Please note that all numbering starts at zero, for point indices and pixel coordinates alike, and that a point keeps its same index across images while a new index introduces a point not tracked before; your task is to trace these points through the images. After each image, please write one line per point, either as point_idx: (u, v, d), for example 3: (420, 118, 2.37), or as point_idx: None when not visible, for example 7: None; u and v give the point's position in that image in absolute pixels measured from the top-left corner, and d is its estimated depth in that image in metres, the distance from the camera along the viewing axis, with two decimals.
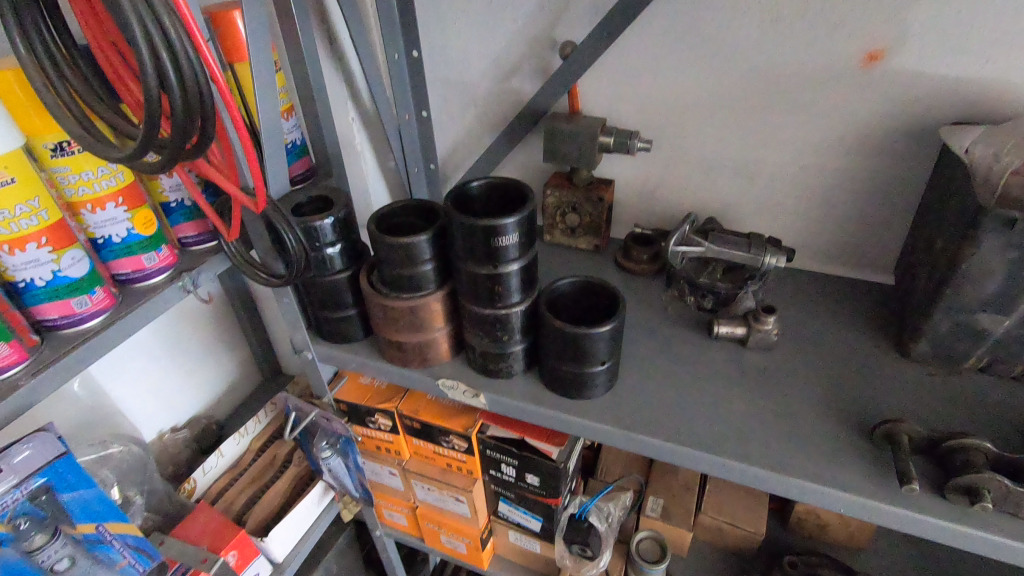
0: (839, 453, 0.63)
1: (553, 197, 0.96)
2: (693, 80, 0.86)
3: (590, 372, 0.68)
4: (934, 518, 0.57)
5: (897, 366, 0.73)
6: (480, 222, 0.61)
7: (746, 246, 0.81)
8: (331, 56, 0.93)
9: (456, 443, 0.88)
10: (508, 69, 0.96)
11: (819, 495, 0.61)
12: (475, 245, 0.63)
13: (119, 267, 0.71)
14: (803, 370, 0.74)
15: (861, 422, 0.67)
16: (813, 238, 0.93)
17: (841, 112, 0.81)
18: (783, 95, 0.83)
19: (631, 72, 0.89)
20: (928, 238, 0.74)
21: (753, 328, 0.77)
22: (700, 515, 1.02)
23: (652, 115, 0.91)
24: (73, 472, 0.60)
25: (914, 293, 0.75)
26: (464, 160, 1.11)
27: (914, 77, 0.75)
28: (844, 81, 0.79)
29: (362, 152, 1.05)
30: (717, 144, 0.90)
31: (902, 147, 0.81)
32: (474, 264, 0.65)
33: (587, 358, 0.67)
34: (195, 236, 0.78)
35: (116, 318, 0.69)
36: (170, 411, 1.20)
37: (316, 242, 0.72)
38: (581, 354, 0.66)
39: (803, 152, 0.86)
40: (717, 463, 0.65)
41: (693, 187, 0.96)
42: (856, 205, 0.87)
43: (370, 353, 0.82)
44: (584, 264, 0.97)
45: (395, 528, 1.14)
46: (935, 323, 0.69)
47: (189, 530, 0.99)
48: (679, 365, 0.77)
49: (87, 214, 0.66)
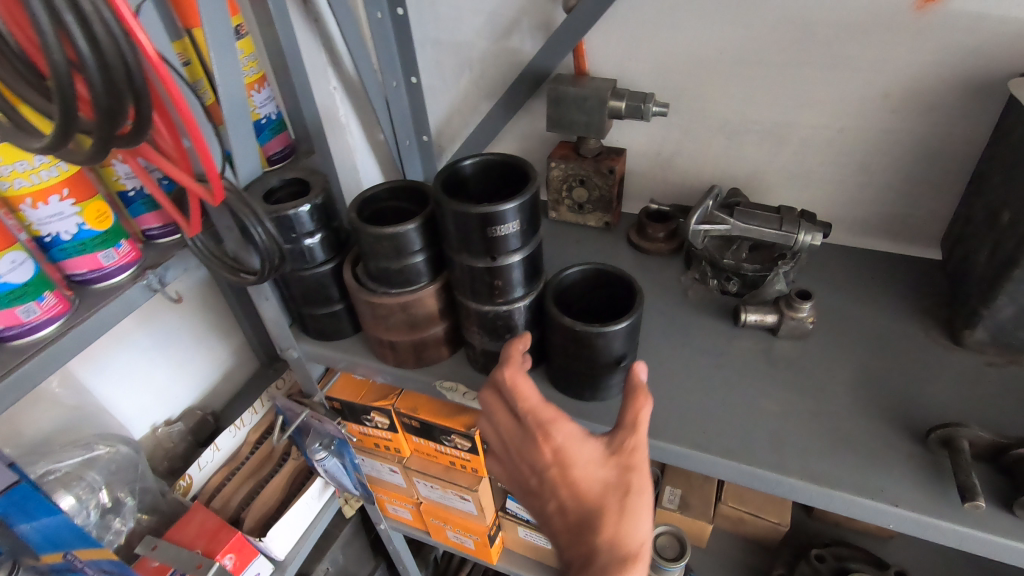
0: (890, 461, 0.56)
1: (559, 170, 0.86)
2: (716, 32, 0.75)
3: (603, 374, 0.61)
4: (1000, 538, 0.50)
5: (949, 356, 0.65)
6: (475, 209, 0.53)
7: (777, 222, 0.72)
8: (306, 16, 0.83)
9: (458, 442, 0.82)
10: (505, 26, 0.86)
11: (866, 509, 0.54)
12: (470, 235, 0.55)
13: (74, 267, 0.63)
14: (842, 363, 0.66)
15: (911, 423, 0.59)
16: (848, 208, 0.83)
17: (887, 65, 0.71)
18: (820, 46, 0.72)
19: (645, 25, 0.78)
20: (990, 209, 0.65)
21: (786, 315, 0.68)
22: (720, 505, 0.97)
23: (669, 74, 0.81)
24: (33, 501, 0.54)
25: (971, 272, 0.66)
26: (460, 130, 1.01)
27: (976, 22, 0.65)
28: (893, 29, 0.68)
29: (348, 125, 0.96)
30: (743, 105, 0.80)
31: (957, 104, 0.70)
32: (470, 257, 0.57)
33: (601, 360, 0.59)
34: (161, 227, 0.70)
35: (73, 325, 0.61)
36: (162, 405, 1.14)
37: (292, 233, 0.64)
38: (592, 356, 0.59)
39: (842, 111, 0.76)
40: (748, 473, 0.58)
41: (714, 155, 0.86)
42: (899, 171, 0.78)
43: (362, 351, 0.75)
44: (594, 243, 0.88)
45: (400, 522, 1.09)
46: (998, 308, 0.61)
47: (185, 532, 0.94)
48: (703, 357, 0.69)
49: (28, 209, 0.58)
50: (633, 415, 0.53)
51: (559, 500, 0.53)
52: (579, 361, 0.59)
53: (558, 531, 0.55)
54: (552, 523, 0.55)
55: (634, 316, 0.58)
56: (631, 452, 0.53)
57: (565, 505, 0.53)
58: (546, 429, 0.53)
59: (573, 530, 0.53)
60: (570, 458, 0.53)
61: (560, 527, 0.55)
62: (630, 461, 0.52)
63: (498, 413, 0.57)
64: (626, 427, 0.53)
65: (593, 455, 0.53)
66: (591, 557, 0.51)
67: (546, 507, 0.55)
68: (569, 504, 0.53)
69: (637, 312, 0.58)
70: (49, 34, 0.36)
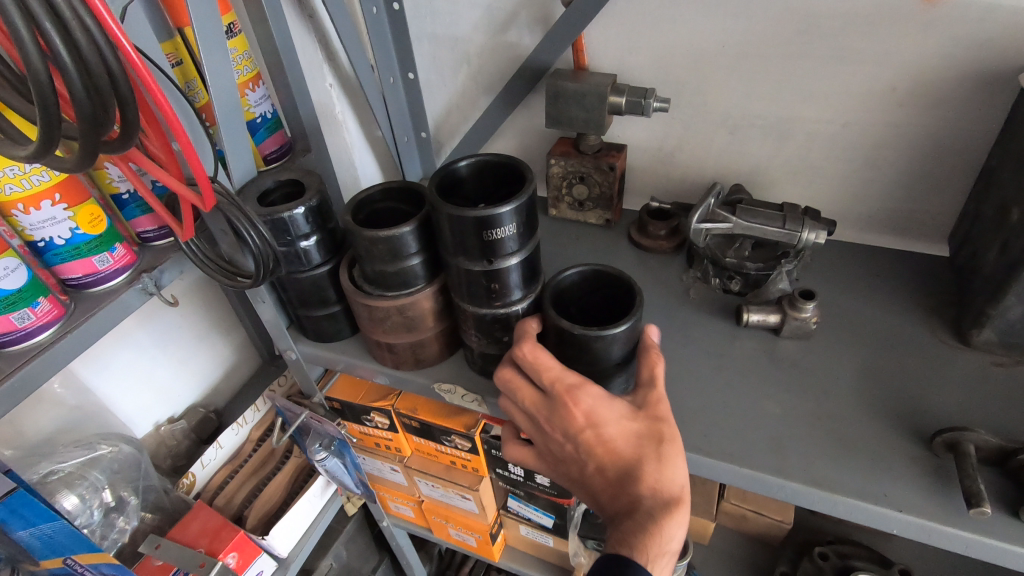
0: (895, 466, 0.55)
1: (558, 167, 0.85)
2: (718, 25, 0.74)
3: (601, 378, 0.60)
4: (1006, 544, 0.49)
5: (956, 356, 0.64)
6: (471, 212, 0.52)
7: (780, 220, 0.70)
8: (300, 12, 0.82)
9: (458, 442, 0.81)
10: (503, 20, 0.84)
11: (870, 514, 0.53)
12: (466, 238, 0.54)
13: (69, 272, 0.62)
14: (846, 364, 0.65)
15: (916, 426, 0.58)
16: (854, 205, 0.82)
17: (895, 58, 0.69)
18: (825, 38, 0.70)
19: (646, 18, 0.77)
20: (999, 206, 0.63)
21: (788, 316, 0.67)
22: (723, 503, 0.96)
23: (670, 68, 0.80)
24: (30, 509, 0.54)
25: (979, 270, 0.65)
26: (458, 126, 0.99)
27: (986, 13, 0.63)
28: (900, 20, 0.66)
29: (345, 122, 0.95)
30: (746, 99, 0.78)
31: (967, 98, 0.69)
32: (466, 260, 0.56)
33: (599, 366, 0.58)
34: (156, 230, 0.70)
35: (68, 330, 0.61)
36: (164, 404, 1.14)
37: (287, 236, 0.63)
38: (590, 360, 0.58)
39: (847, 106, 0.74)
40: (750, 477, 0.57)
41: (716, 151, 0.85)
42: (906, 166, 0.76)
43: (360, 352, 0.74)
44: (594, 241, 0.87)
45: (402, 519, 1.09)
46: (1006, 309, 0.59)
47: (187, 530, 0.94)
48: (704, 358, 0.68)
49: (20, 214, 0.58)
50: (650, 367, 0.56)
51: (596, 462, 0.52)
52: (578, 366, 0.58)
53: (597, 492, 0.54)
54: (592, 485, 0.54)
55: (633, 319, 0.57)
56: (655, 405, 0.54)
57: (604, 463, 0.52)
58: (575, 392, 0.52)
59: (615, 486, 0.52)
60: (601, 418, 0.52)
61: (599, 489, 0.54)
62: (658, 410, 0.53)
63: (520, 388, 0.56)
64: (647, 378, 0.55)
65: (622, 410, 0.53)
66: (638, 505, 0.51)
67: (582, 472, 0.54)
68: (607, 463, 0.52)
69: (635, 315, 0.56)
70: (28, 41, 0.34)
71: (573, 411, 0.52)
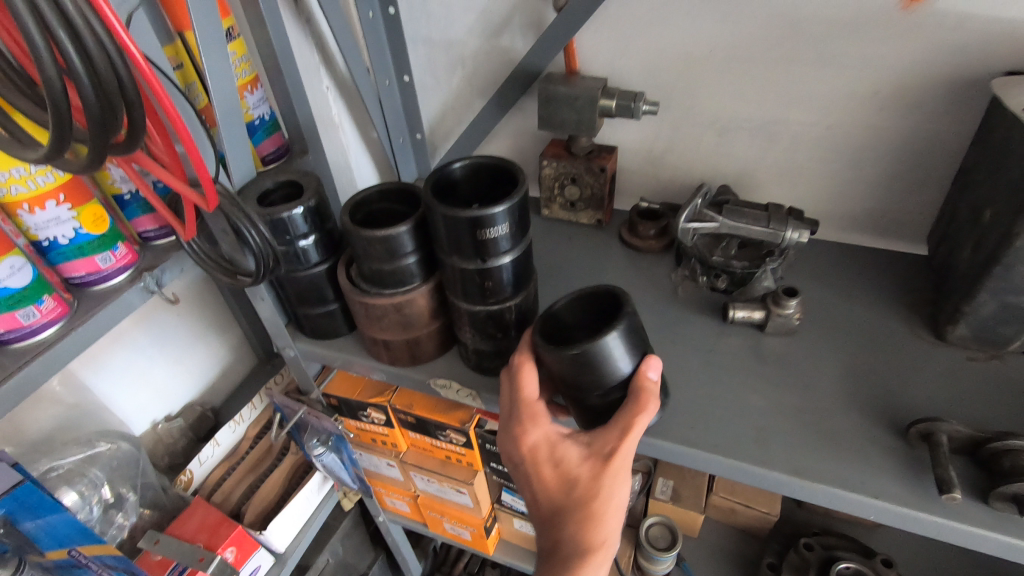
0: (872, 456, 0.57)
1: (550, 168, 0.87)
2: (705, 31, 0.76)
3: (590, 405, 0.57)
4: (975, 528, 0.51)
5: (933, 351, 0.67)
6: (446, 207, 0.55)
7: (765, 220, 0.73)
8: (297, 17, 0.83)
9: (453, 436, 0.83)
10: (497, 25, 0.86)
11: (847, 502, 0.55)
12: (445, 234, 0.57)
13: (72, 270, 0.64)
14: (828, 359, 0.67)
15: (892, 417, 0.60)
16: (837, 205, 0.84)
17: (874, 63, 0.71)
18: (808, 44, 0.72)
19: (636, 24, 0.79)
20: (973, 207, 0.66)
21: (772, 312, 0.70)
22: (712, 496, 0.98)
23: (659, 72, 0.82)
24: (35, 501, 0.56)
25: (954, 269, 0.67)
26: (453, 127, 1.01)
27: (961, 22, 0.65)
28: (881, 27, 0.68)
29: (341, 124, 0.96)
30: (733, 102, 0.80)
31: (944, 102, 0.71)
32: (453, 258, 0.59)
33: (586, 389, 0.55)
34: (157, 229, 0.71)
35: (71, 328, 0.62)
36: (161, 402, 1.16)
37: (286, 235, 0.65)
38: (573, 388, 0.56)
39: (831, 109, 0.76)
40: (733, 468, 0.59)
41: (705, 153, 0.87)
42: (886, 168, 0.79)
43: (357, 348, 0.76)
44: (586, 240, 0.89)
45: (398, 514, 1.11)
46: (979, 305, 0.62)
47: (185, 527, 0.95)
48: (692, 354, 0.70)
49: (25, 214, 0.59)
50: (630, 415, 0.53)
51: (533, 493, 0.57)
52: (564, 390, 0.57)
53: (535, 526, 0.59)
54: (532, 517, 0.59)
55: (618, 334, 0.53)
56: (609, 453, 0.53)
57: (537, 496, 0.57)
58: (524, 423, 0.56)
59: (546, 524, 0.57)
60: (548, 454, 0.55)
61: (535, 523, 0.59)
62: (610, 462, 0.53)
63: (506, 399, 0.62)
64: (618, 424, 0.53)
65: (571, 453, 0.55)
66: (557, 549, 0.54)
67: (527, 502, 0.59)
68: (540, 497, 0.56)
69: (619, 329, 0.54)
70: (42, 50, 0.36)
71: (519, 439, 0.57)
